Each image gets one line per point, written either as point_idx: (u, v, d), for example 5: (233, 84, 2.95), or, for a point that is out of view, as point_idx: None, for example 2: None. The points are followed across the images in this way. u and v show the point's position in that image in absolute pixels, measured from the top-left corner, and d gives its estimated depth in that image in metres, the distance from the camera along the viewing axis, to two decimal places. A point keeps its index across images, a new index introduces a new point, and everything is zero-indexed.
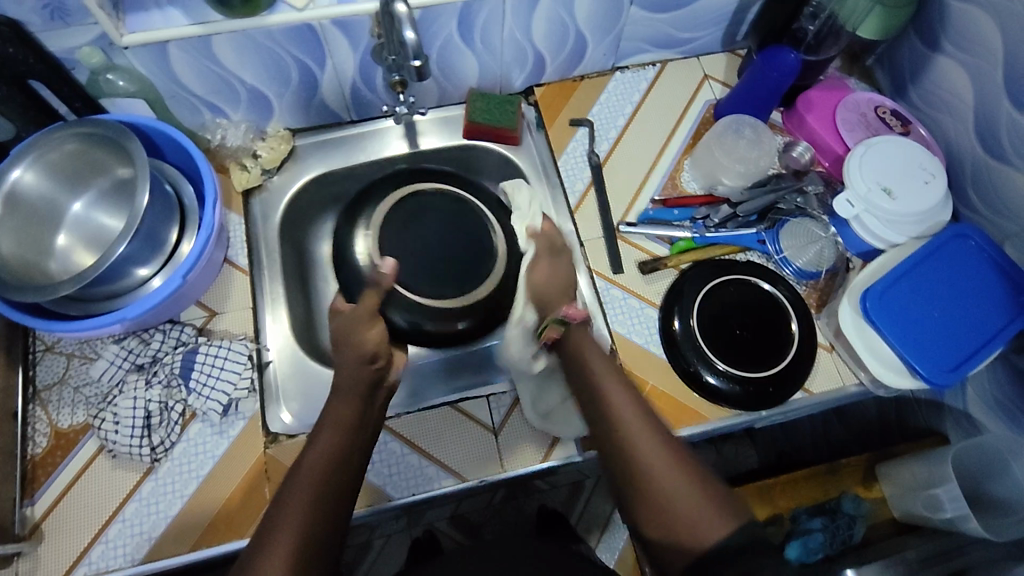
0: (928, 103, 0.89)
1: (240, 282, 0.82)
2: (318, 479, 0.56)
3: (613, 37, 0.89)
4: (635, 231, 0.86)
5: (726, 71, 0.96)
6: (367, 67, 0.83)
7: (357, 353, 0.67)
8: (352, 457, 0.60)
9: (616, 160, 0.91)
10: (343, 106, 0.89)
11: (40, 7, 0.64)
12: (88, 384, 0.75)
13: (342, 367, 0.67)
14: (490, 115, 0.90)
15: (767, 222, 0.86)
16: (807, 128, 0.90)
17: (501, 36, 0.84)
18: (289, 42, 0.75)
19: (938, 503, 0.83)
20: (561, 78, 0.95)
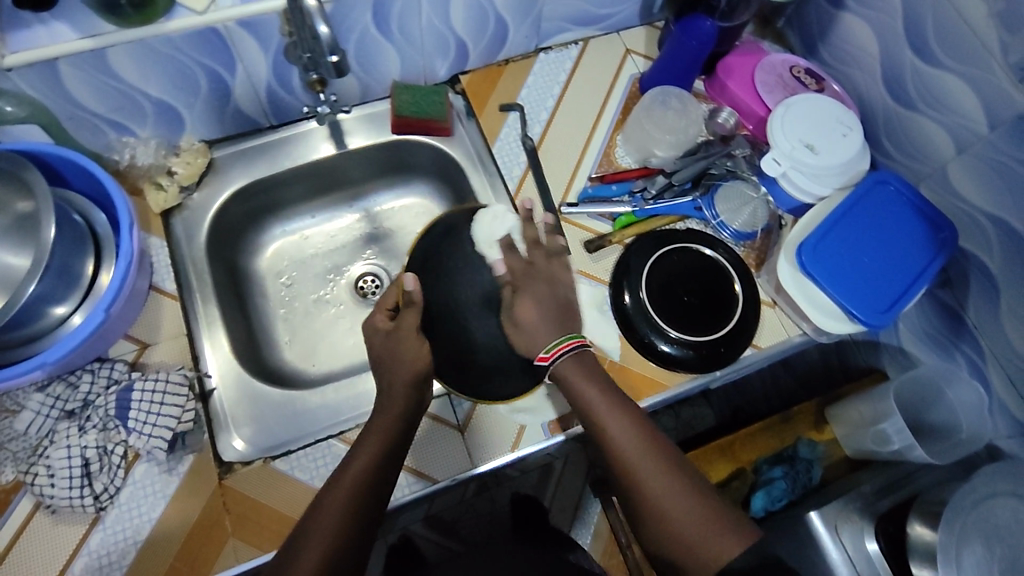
0: (838, 58, 0.93)
1: (171, 309, 0.77)
2: (351, 490, 0.59)
3: (533, 18, 0.89)
4: (576, 211, 0.87)
5: (646, 44, 0.98)
6: (282, 68, 0.79)
7: (405, 362, 0.68)
8: (384, 479, 0.61)
9: (551, 142, 0.91)
10: (261, 112, 0.85)
11: None
12: (13, 440, 0.69)
13: (396, 374, 0.67)
14: (417, 106, 0.88)
15: (701, 188, 0.88)
16: (728, 94, 0.92)
17: (419, 26, 0.82)
18: (194, 48, 0.71)
19: (886, 436, 0.87)
20: (485, 64, 0.94)
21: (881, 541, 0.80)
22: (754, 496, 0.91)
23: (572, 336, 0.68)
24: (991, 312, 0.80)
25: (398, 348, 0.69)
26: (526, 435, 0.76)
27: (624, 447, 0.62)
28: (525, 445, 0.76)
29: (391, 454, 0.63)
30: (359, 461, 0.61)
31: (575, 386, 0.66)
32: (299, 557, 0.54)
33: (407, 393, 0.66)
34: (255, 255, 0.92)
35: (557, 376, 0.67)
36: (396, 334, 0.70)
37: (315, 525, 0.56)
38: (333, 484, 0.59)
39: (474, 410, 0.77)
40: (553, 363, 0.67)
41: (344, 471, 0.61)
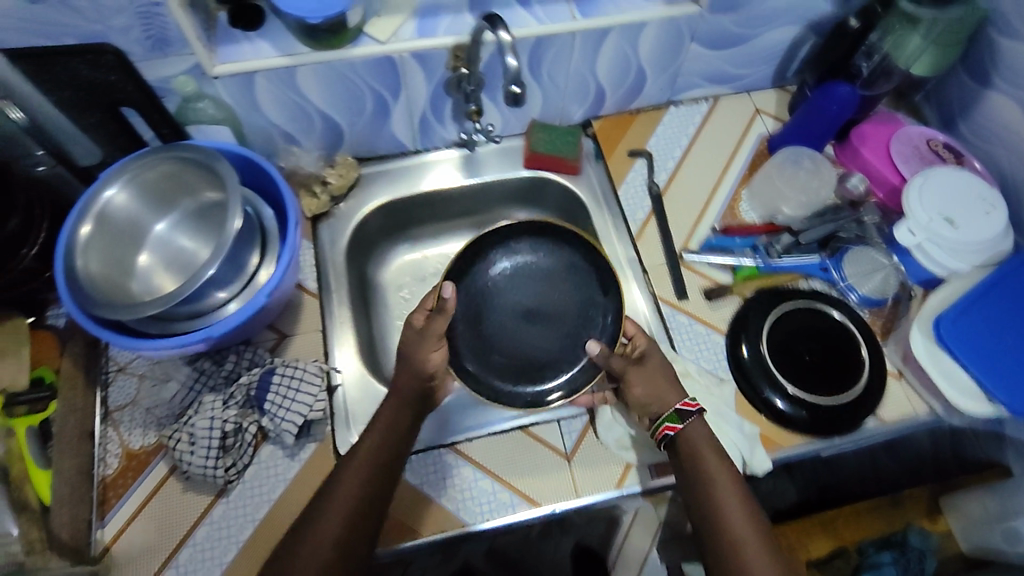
0: (981, 136, 0.91)
1: (310, 305, 0.83)
2: (366, 465, 0.64)
3: (671, 73, 0.92)
4: (696, 258, 0.88)
5: (776, 106, 1.00)
6: (438, 99, 0.85)
7: (415, 361, 0.72)
8: (394, 457, 0.66)
9: (676, 191, 0.93)
10: (410, 136, 0.92)
11: (143, 38, 0.67)
12: (160, 405, 0.74)
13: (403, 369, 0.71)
14: (552, 145, 0.93)
15: (828, 250, 0.88)
16: (861, 160, 0.92)
17: (567, 71, 0.87)
18: (370, 74, 0.78)
19: (1018, 535, 0.80)
20: (618, 112, 0.98)
21: None
22: None
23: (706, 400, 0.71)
24: None
25: (422, 351, 0.72)
26: (632, 473, 0.75)
27: (739, 529, 0.63)
28: (630, 483, 0.75)
29: (401, 436, 0.67)
30: (374, 440, 0.66)
31: (699, 451, 0.68)
32: (317, 528, 0.59)
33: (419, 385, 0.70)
34: (380, 267, 0.97)
35: (684, 440, 0.69)
36: (416, 335, 0.73)
37: (332, 500, 0.61)
38: (350, 460, 0.64)
39: (582, 440, 0.78)
40: (682, 434, 0.69)
41: (359, 446, 0.65)
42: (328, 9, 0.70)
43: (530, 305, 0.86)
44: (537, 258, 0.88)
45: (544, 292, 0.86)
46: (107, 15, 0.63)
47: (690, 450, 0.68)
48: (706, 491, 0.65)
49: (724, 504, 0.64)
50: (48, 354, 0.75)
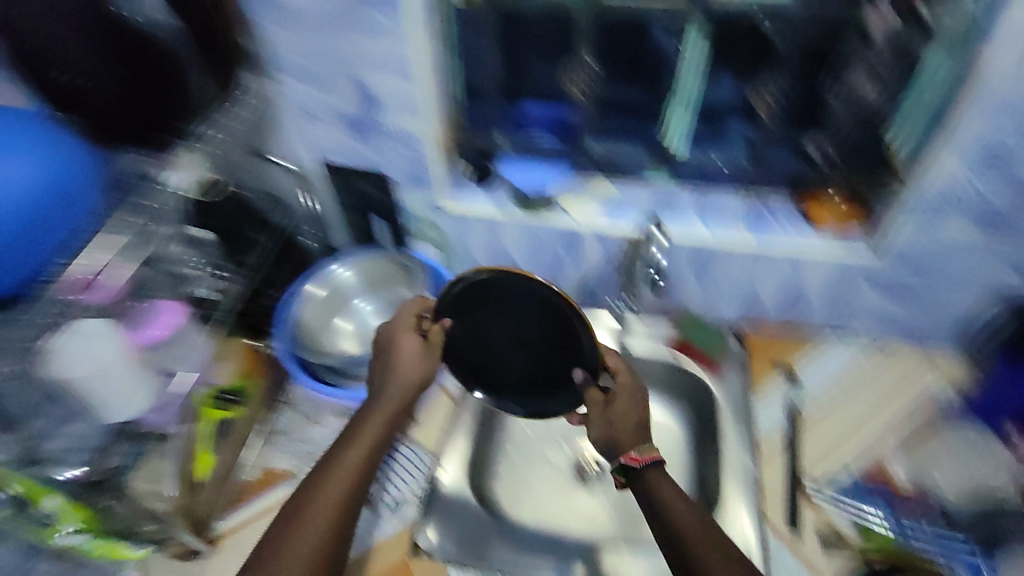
0: None
1: (443, 405, 0.95)
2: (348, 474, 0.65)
3: (835, 305, 0.95)
4: (825, 497, 0.84)
5: (951, 369, 0.95)
6: (607, 272, 0.98)
7: (404, 373, 0.72)
8: (371, 469, 0.67)
9: (816, 421, 0.91)
10: (575, 294, 1.05)
11: (406, 173, 0.91)
12: (303, 441, 0.90)
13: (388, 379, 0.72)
14: (696, 337, 0.99)
15: (983, 547, 0.79)
16: None
17: (730, 278, 0.94)
18: (558, 239, 0.93)
19: None
20: (774, 327, 1.01)
21: None
22: None
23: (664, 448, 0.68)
24: None
25: (402, 348, 0.73)
26: None
27: (689, 527, 0.62)
28: None
29: (378, 446, 0.69)
30: (355, 452, 0.67)
31: (656, 491, 0.65)
32: (298, 535, 0.60)
33: (402, 395, 0.71)
34: None
35: (642, 481, 0.66)
36: (406, 329, 0.75)
37: (313, 510, 0.62)
38: (327, 472, 0.65)
39: None
40: (644, 469, 0.66)
41: (339, 460, 0.66)
42: (531, 186, 0.91)
43: (520, 333, 0.74)
44: (524, 326, 0.73)
45: (519, 330, 0.73)
46: (390, 154, 0.88)
47: (638, 478, 0.67)
48: (677, 534, 0.62)
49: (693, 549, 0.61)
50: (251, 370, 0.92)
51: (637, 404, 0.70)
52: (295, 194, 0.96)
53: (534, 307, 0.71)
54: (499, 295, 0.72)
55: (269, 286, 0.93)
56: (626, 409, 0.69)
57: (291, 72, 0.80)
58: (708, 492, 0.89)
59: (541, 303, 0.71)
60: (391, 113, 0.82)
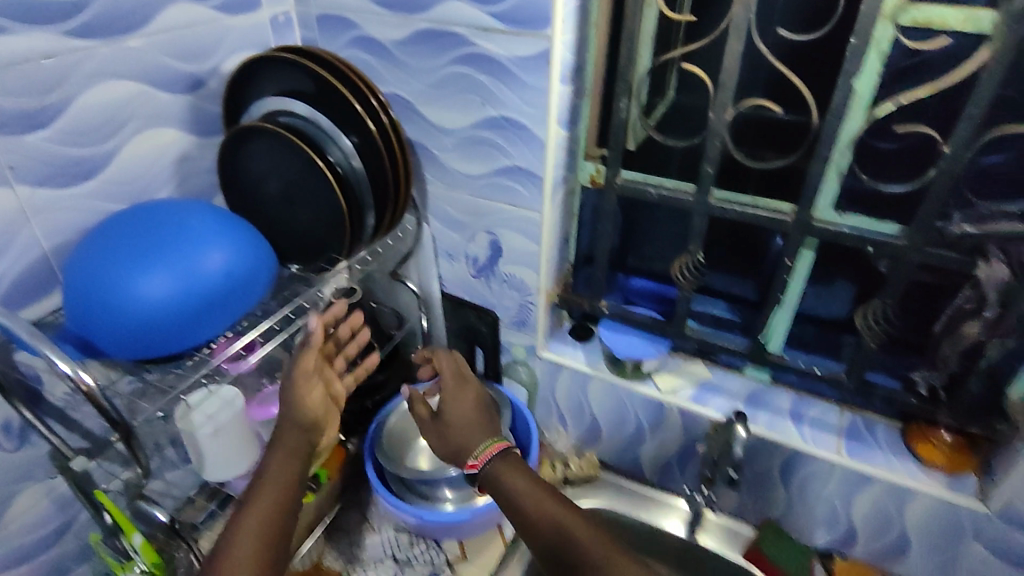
0: None
1: (494, 547, 0.95)
2: (270, 505, 0.59)
3: (943, 562, 0.86)
4: None
5: None
6: (687, 453, 0.97)
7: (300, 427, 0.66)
8: (303, 482, 0.63)
9: None
10: (651, 467, 1.03)
11: (514, 317, 1.00)
12: (358, 548, 0.94)
13: (285, 436, 0.65)
14: (779, 554, 0.91)
15: None
16: None
17: (818, 494, 0.90)
18: (640, 406, 0.96)
19: None
20: (869, 564, 0.93)
21: None
22: None
23: (495, 442, 0.68)
24: None
25: (296, 395, 0.67)
26: None
27: (543, 514, 0.61)
28: None
29: (301, 463, 0.64)
30: (276, 469, 0.62)
31: (498, 476, 0.65)
32: (228, 555, 0.55)
33: (309, 411, 0.67)
34: None
35: (491, 484, 0.66)
36: (299, 376, 0.68)
37: (240, 538, 0.56)
38: (252, 492, 0.60)
39: None
40: (482, 472, 0.66)
41: (263, 478, 0.61)
42: (630, 351, 0.92)
43: (296, 187, 0.78)
44: (273, 149, 0.76)
45: (280, 160, 0.77)
46: (504, 297, 0.98)
47: (493, 484, 0.66)
48: (517, 505, 0.63)
49: (524, 501, 0.63)
50: (334, 463, 0.96)
51: (468, 398, 0.74)
52: (416, 312, 1.04)
53: (280, 155, 0.76)
54: (293, 166, 0.76)
55: (367, 390, 1.02)
56: (462, 413, 0.73)
57: (439, 216, 0.95)
58: None
59: (286, 171, 0.77)
60: (511, 263, 0.93)
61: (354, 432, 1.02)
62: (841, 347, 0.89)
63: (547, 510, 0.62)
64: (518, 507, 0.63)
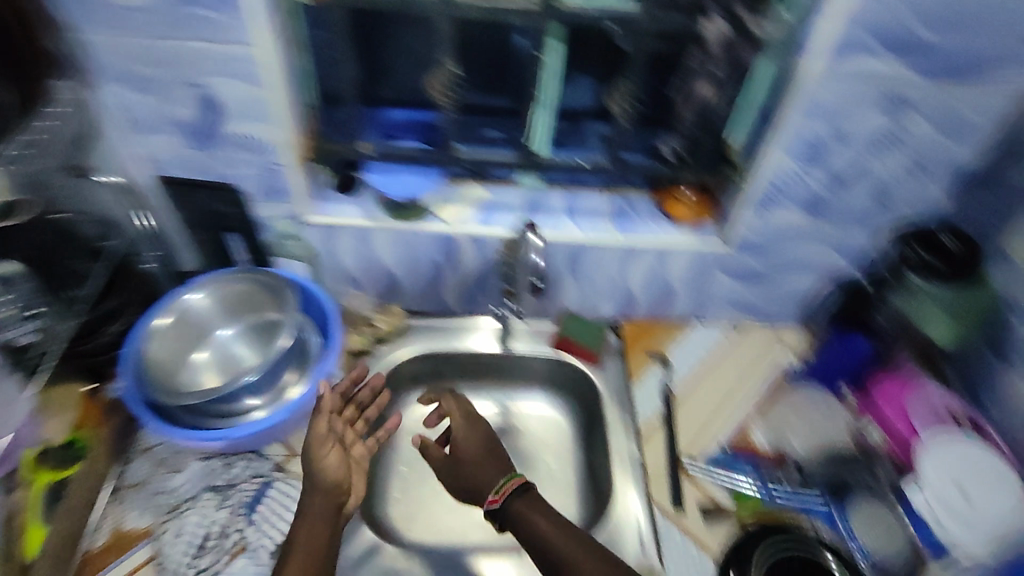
0: (995, 408, 0.92)
1: None
2: (304, 555, 0.70)
3: (698, 293, 1.04)
4: (700, 470, 0.93)
5: (797, 342, 1.09)
6: (487, 277, 0.98)
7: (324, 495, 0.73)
8: (332, 540, 0.72)
9: (690, 400, 1.00)
10: (456, 301, 1.03)
11: (262, 185, 0.85)
12: (164, 492, 0.82)
13: (313, 502, 0.73)
14: (577, 331, 1.02)
15: (833, 496, 0.91)
16: (880, 414, 0.94)
17: (604, 275, 1.00)
18: (431, 245, 0.92)
19: None
20: (646, 317, 1.09)
21: None
22: None
23: (515, 477, 0.81)
24: None
25: (318, 464, 0.74)
26: None
27: (555, 544, 0.74)
28: None
29: (328, 524, 0.72)
30: (307, 529, 0.72)
31: (525, 515, 0.77)
32: None
33: (337, 480, 0.74)
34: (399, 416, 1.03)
35: (516, 520, 0.78)
36: (316, 438, 0.76)
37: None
38: (289, 549, 0.71)
39: None
40: (504, 505, 0.79)
41: (297, 534, 0.71)
42: (400, 194, 0.89)
43: None
44: None
45: None
46: (241, 165, 0.83)
47: (523, 520, 0.77)
48: (536, 541, 0.75)
49: (542, 539, 0.75)
50: (91, 421, 0.82)
51: (478, 433, 0.88)
52: (130, 216, 0.88)
53: None
54: None
55: (102, 322, 0.85)
56: (472, 444, 0.87)
57: (117, 80, 0.74)
58: (600, 480, 0.97)
59: None
60: (237, 121, 0.77)
61: (108, 375, 0.86)
62: (593, 134, 0.93)
63: (564, 543, 0.73)
64: (540, 540, 0.75)
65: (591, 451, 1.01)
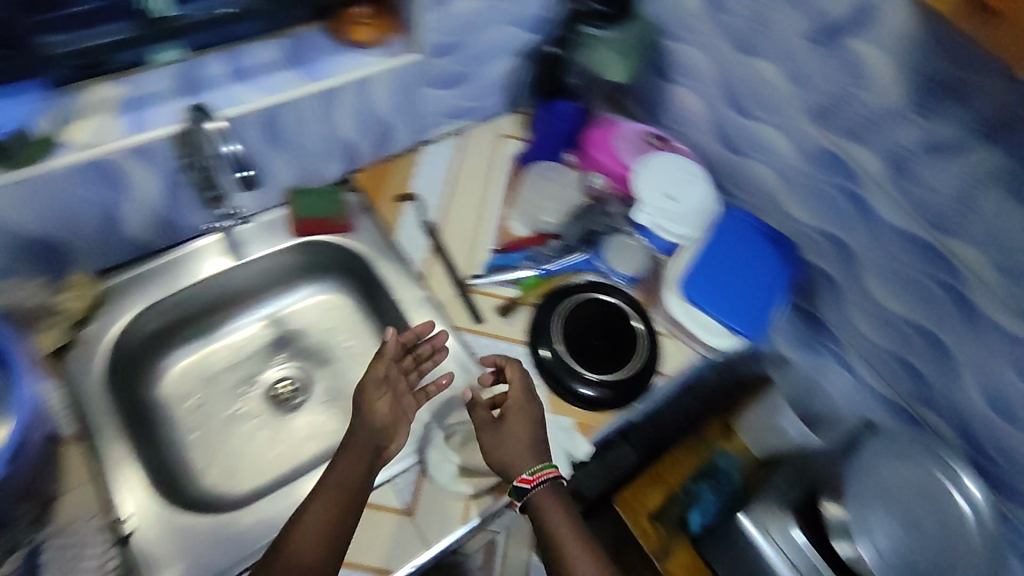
0: (675, 123, 1.11)
1: (74, 456, 0.77)
2: (333, 499, 0.70)
3: (413, 118, 0.99)
4: (482, 279, 0.94)
5: (516, 128, 1.11)
6: (176, 190, 0.84)
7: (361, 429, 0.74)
8: (361, 488, 0.72)
9: (449, 220, 0.99)
10: (154, 234, 0.89)
11: None
12: None
13: (345, 454, 0.73)
14: (317, 207, 0.93)
15: (590, 245, 0.99)
16: (596, 162, 1.06)
17: (309, 134, 0.90)
18: (80, 184, 0.75)
19: (784, 430, 1.10)
20: (375, 160, 1.02)
21: (801, 525, 0.94)
22: (690, 514, 1.03)
23: (552, 468, 0.77)
24: (840, 308, 1.00)
25: (364, 408, 0.75)
26: (476, 502, 0.79)
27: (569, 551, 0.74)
28: (477, 512, 0.79)
29: (356, 479, 0.72)
30: (335, 478, 0.72)
31: (547, 513, 0.75)
32: (294, 545, 0.67)
33: (371, 438, 0.74)
34: (156, 384, 0.92)
35: (534, 510, 0.76)
36: (369, 381, 0.78)
37: (303, 528, 0.68)
38: (322, 496, 0.71)
39: (419, 490, 0.80)
40: (534, 488, 0.76)
41: (331, 480, 0.72)
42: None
43: None
44: None
45: None
46: None
47: (538, 510, 0.76)
48: (552, 540, 0.74)
49: (557, 541, 0.74)
50: None
51: (533, 420, 0.81)
52: None
53: None
54: None
55: None
56: (517, 428, 0.79)
57: None
58: None
59: None
60: None
61: None
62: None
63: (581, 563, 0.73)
64: (555, 539, 0.74)
65: (382, 315, 0.98)
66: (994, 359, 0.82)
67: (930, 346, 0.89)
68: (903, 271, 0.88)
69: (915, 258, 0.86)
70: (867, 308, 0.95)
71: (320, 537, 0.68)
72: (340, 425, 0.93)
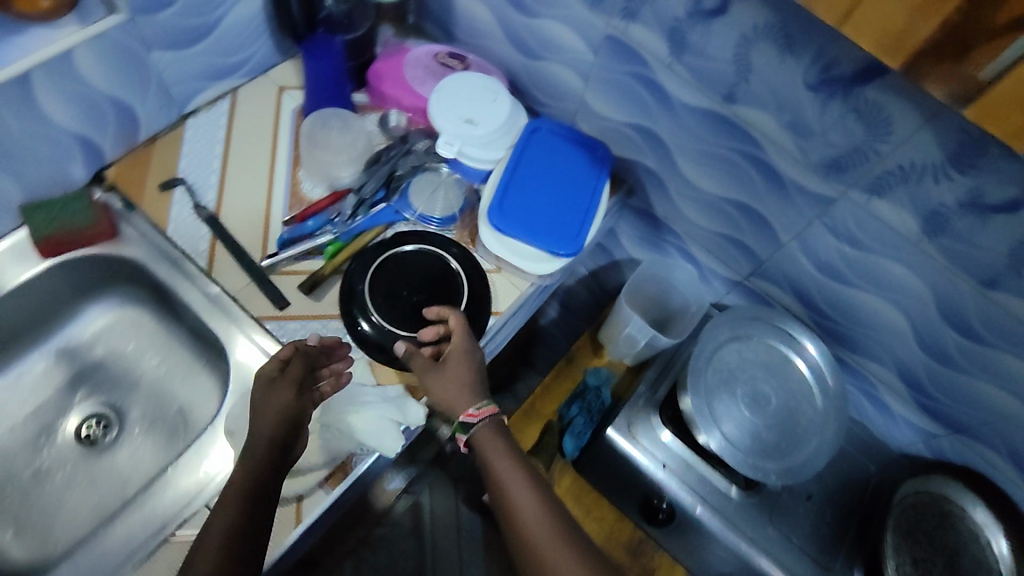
0: (470, 36, 1.01)
1: None
2: (242, 490, 0.63)
3: (155, 91, 0.85)
4: (279, 258, 0.84)
5: (296, 76, 0.97)
6: None
7: (273, 411, 0.68)
8: (274, 473, 0.65)
9: (231, 201, 0.88)
10: None
11: None
12: None
13: (255, 442, 0.66)
14: (55, 221, 0.79)
15: (394, 192, 0.90)
16: (390, 98, 0.96)
17: (16, 139, 0.74)
18: None
19: (634, 338, 1.00)
20: (128, 149, 0.88)
21: (670, 426, 0.94)
22: (564, 440, 1.01)
23: (490, 403, 0.74)
24: (667, 198, 0.98)
25: (264, 398, 0.69)
26: (306, 503, 0.73)
27: (511, 482, 0.69)
28: (308, 513, 0.73)
29: (269, 465, 0.65)
30: (243, 469, 0.64)
31: (488, 449, 0.71)
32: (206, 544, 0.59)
33: (282, 419, 0.68)
34: None
35: (475, 448, 0.72)
36: (273, 377, 0.71)
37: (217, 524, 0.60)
38: (230, 491, 0.63)
39: None
40: (477, 425, 0.72)
41: (240, 471, 0.64)
42: None
43: None
44: None
45: None
46: None
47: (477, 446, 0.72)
48: (492, 474, 0.70)
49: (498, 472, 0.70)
50: None
51: (468, 366, 0.76)
52: None
53: None
54: None
55: None
56: (455, 368, 0.75)
57: None
58: (207, 339, 0.87)
59: None
60: None
61: None
62: None
63: (522, 489, 0.68)
64: (496, 474, 0.69)
65: (183, 321, 0.88)
66: (806, 219, 0.84)
67: (752, 220, 0.90)
68: (711, 150, 0.86)
69: (718, 135, 0.84)
70: (693, 195, 0.95)
71: (233, 535, 0.60)
72: (156, 462, 0.84)
